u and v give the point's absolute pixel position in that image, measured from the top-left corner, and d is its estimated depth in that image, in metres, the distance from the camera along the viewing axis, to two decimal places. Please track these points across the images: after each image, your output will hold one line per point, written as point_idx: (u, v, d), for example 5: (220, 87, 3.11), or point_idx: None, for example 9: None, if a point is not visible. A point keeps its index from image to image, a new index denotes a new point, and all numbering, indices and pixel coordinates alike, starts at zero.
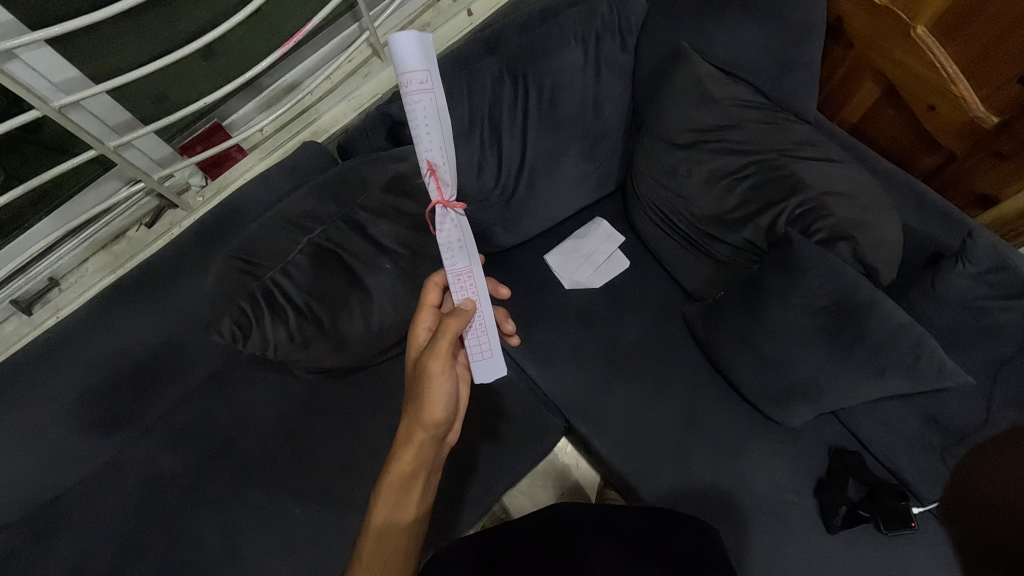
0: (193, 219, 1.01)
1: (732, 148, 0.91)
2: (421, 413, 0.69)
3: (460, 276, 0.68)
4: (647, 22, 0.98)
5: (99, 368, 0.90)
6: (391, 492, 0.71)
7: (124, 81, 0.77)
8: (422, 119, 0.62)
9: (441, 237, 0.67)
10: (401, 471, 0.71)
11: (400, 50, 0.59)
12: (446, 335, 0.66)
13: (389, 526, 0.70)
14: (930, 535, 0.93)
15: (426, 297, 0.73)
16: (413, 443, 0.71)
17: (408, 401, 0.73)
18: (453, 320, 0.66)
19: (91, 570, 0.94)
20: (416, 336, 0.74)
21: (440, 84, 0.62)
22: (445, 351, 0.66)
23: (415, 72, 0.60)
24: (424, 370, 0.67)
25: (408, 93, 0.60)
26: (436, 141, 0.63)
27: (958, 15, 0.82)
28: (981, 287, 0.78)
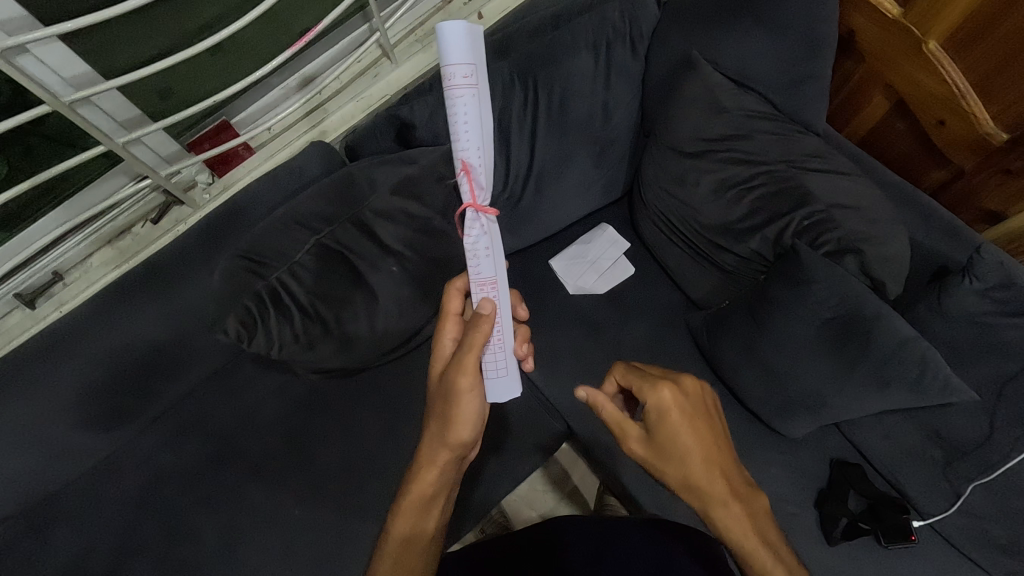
0: (199, 216, 1.00)
1: (740, 158, 0.91)
2: (446, 430, 0.68)
3: (484, 285, 0.70)
4: (659, 31, 0.97)
5: (99, 365, 0.89)
6: (412, 510, 0.70)
7: (135, 78, 0.77)
8: (463, 110, 0.64)
9: (469, 243, 0.68)
10: (421, 491, 0.70)
11: (449, 44, 0.62)
12: (471, 349, 0.66)
13: (411, 541, 0.69)
14: (929, 549, 0.93)
15: (446, 306, 0.73)
16: (436, 464, 0.70)
17: (431, 417, 0.72)
18: (477, 334, 0.66)
19: (90, 565, 0.94)
20: (441, 348, 0.73)
21: (483, 80, 0.65)
22: (472, 366, 0.66)
23: (460, 64, 0.63)
24: (450, 385, 0.67)
25: (451, 82, 0.63)
26: (474, 139, 0.66)
27: (971, 31, 0.82)
28: (987, 303, 0.78)
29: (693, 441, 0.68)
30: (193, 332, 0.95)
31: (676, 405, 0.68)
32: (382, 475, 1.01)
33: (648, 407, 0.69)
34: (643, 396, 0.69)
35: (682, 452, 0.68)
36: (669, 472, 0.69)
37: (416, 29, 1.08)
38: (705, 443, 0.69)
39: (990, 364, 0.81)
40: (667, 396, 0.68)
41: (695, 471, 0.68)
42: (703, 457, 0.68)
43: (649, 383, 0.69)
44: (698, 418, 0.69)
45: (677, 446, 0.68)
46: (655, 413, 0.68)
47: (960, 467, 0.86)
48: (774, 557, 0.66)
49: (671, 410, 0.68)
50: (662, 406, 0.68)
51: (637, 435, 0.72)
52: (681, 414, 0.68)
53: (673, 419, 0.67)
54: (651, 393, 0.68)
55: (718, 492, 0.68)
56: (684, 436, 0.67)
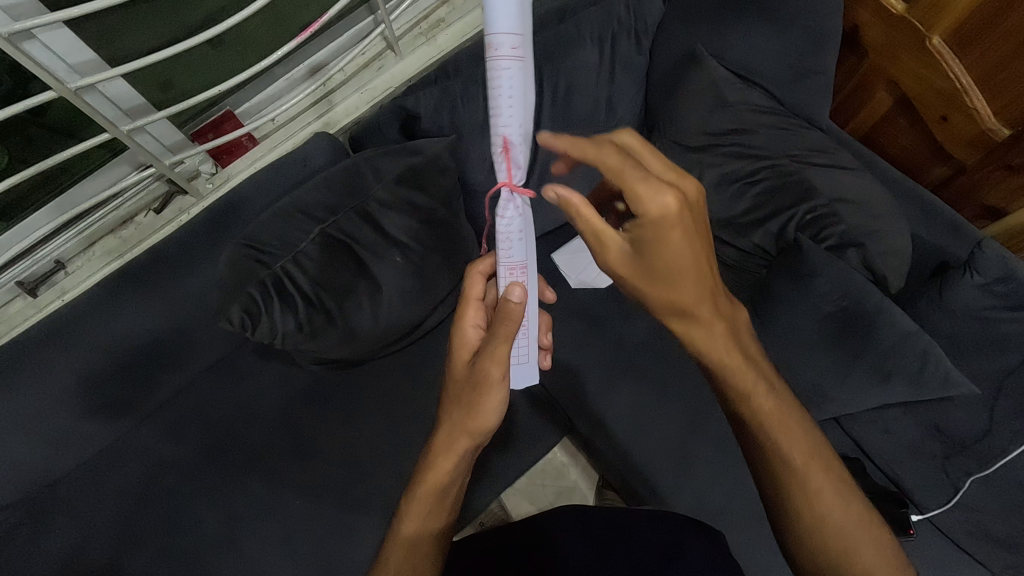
0: (203, 206, 0.99)
1: (745, 153, 0.92)
2: (470, 420, 0.66)
3: (513, 269, 0.69)
4: (663, 25, 0.98)
5: (101, 352, 0.89)
6: (422, 506, 0.68)
7: (140, 65, 0.77)
8: (507, 83, 0.59)
9: (502, 225, 0.66)
10: (435, 482, 0.69)
11: (494, 10, 0.56)
12: (502, 339, 0.64)
13: (421, 543, 0.67)
14: (926, 541, 0.94)
15: (469, 290, 0.71)
16: (454, 452, 0.68)
17: (449, 404, 0.70)
18: (504, 321, 0.64)
19: (89, 554, 0.94)
20: (465, 334, 0.70)
21: (529, 54, 0.59)
22: (502, 354, 0.65)
23: (507, 33, 0.57)
24: (481, 375, 0.66)
25: (495, 52, 0.57)
26: (516, 117, 0.61)
27: (975, 27, 0.82)
28: (988, 298, 0.80)
29: (690, 255, 0.59)
30: (194, 322, 0.95)
31: (681, 213, 0.56)
32: (384, 466, 1.02)
33: (648, 218, 0.56)
34: (641, 204, 0.56)
35: (677, 268, 0.59)
36: (653, 290, 0.62)
37: (421, 22, 1.08)
38: (698, 254, 0.60)
39: (989, 357, 0.82)
40: (671, 205, 0.55)
41: (685, 287, 0.61)
42: (699, 272, 0.61)
43: (651, 185, 0.55)
44: (696, 229, 0.59)
45: (672, 263, 0.59)
46: (656, 225, 0.56)
47: (959, 462, 0.87)
48: (743, 364, 0.67)
49: (673, 220, 0.56)
50: (665, 217, 0.56)
51: (621, 245, 0.60)
52: (684, 228, 0.57)
53: (675, 231, 0.57)
54: (651, 200, 0.55)
55: (703, 311, 0.64)
56: (683, 249, 0.58)
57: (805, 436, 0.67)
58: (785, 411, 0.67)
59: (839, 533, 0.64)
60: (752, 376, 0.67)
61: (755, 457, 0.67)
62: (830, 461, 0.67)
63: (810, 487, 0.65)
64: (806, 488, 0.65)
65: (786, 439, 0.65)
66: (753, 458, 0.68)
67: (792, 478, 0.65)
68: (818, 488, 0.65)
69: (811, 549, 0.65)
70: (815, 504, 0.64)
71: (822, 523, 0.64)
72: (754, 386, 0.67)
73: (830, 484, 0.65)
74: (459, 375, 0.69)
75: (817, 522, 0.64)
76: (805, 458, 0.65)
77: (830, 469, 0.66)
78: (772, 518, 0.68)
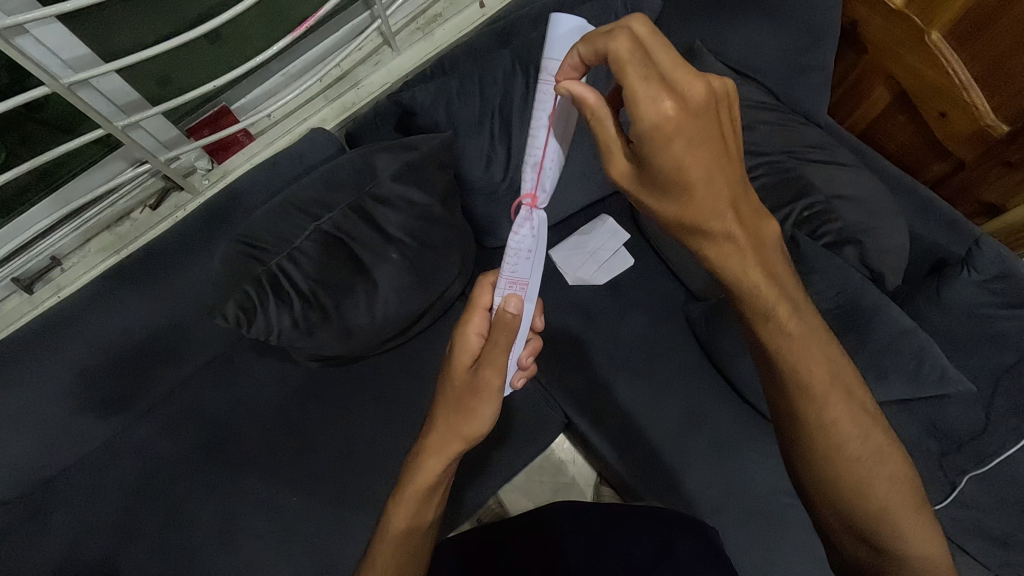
0: (199, 202, 1.00)
1: (742, 149, 0.91)
2: (465, 425, 0.67)
3: (513, 284, 0.65)
4: (660, 21, 0.97)
5: (98, 348, 0.89)
6: (410, 505, 0.69)
7: (136, 59, 0.76)
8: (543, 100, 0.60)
9: (513, 241, 0.63)
10: (424, 485, 0.69)
11: (553, 39, 0.60)
12: (501, 349, 0.63)
13: (408, 539, 0.68)
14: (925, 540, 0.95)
15: (476, 299, 0.66)
16: (444, 455, 0.69)
17: (441, 405, 0.70)
18: (502, 332, 0.62)
19: (85, 550, 0.94)
20: (467, 340, 0.66)
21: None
22: (499, 364, 0.64)
23: (560, 59, 0.60)
24: (480, 382, 0.66)
25: (543, 70, 0.60)
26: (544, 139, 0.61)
27: (974, 22, 0.82)
28: (984, 295, 0.80)
29: (697, 169, 0.51)
30: (191, 319, 0.95)
31: (679, 118, 0.48)
32: (381, 463, 1.02)
33: (642, 124, 0.49)
34: (637, 112, 0.49)
35: (685, 184, 0.52)
36: (659, 213, 0.57)
37: (418, 17, 1.08)
38: (708, 165, 0.52)
39: (986, 355, 0.83)
40: (669, 111, 0.48)
41: (697, 207, 0.55)
42: (716, 185, 0.53)
43: (647, 90, 0.48)
44: (708, 138, 0.51)
45: (676, 179, 0.52)
46: (650, 135, 0.49)
47: (955, 458, 0.86)
48: (769, 287, 0.62)
49: (670, 125, 0.48)
50: (662, 126, 0.48)
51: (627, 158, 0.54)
52: (686, 138, 0.49)
53: (674, 141, 0.49)
54: (642, 102, 0.48)
55: (723, 227, 0.57)
56: (688, 161, 0.51)
57: (829, 363, 0.65)
58: (810, 337, 0.65)
59: (866, 470, 0.64)
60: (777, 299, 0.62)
61: (776, 387, 0.66)
62: (853, 390, 0.66)
63: (830, 422, 0.64)
64: (829, 424, 0.64)
65: (811, 370, 0.63)
66: (771, 381, 0.67)
67: (812, 410, 0.64)
68: (839, 419, 0.64)
69: (827, 482, 0.66)
70: (834, 436, 0.64)
71: (839, 455, 0.64)
72: (780, 313, 0.63)
73: (852, 414, 0.65)
74: (458, 378, 0.68)
75: (834, 455, 0.64)
76: (828, 393, 0.64)
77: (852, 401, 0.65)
78: (790, 450, 0.68)
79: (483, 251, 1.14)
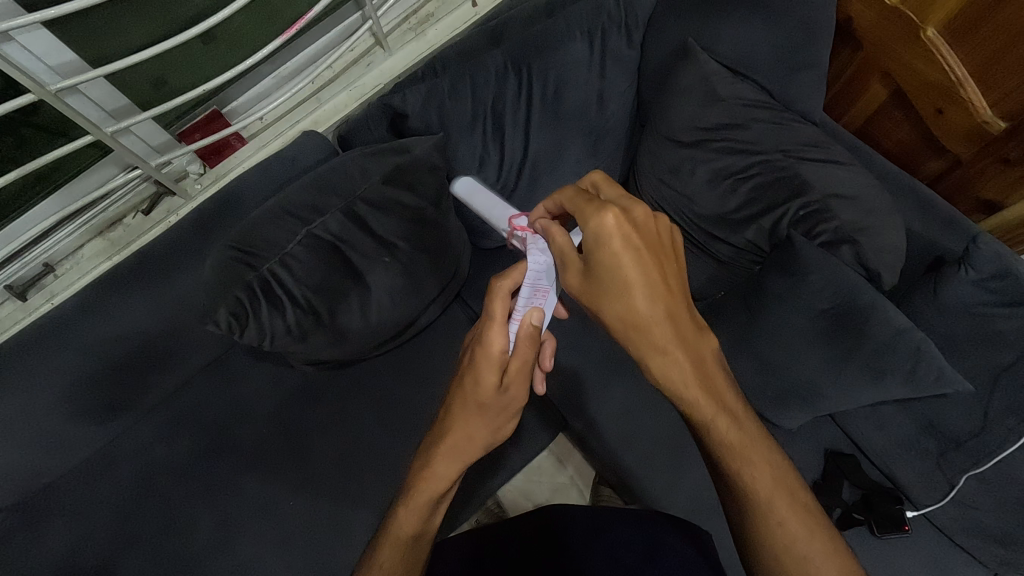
0: (191, 207, 0.99)
1: (736, 148, 0.90)
2: (487, 437, 0.72)
3: (536, 291, 0.72)
4: (655, 18, 0.96)
5: (92, 355, 0.89)
6: (418, 507, 0.70)
7: (122, 65, 0.75)
8: None
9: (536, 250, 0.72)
10: (435, 488, 0.70)
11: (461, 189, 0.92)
12: (527, 362, 0.69)
13: (415, 541, 0.68)
14: (923, 539, 0.95)
15: (496, 311, 0.69)
16: (460, 462, 0.71)
17: (455, 416, 0.72)
18: (529, 343, 0.69)
19: (84, 556, 0.94)
20: (490, 346, 0.68)
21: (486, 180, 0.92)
22: (527, 378, 0.71)
23: None
24: (506, 396, 0.70)
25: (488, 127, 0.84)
26: None
27: (971, 18, 0.81)
28: (981, 293, 0.79)
29: (631, 273, 0.62)
30: (186, 324, 0.95)
31: (618, 227, 0.62)
32: (378, 467, 1.02)
33: (590, 230, 0.63)
34: (586, 221, 0.63)
35: (622, 284, 0.63)
36: (607, 309, 0.65)
37: (409, 18, 1.07)
38: (640, 272, 0.63)
39: (984, 354, 0.82)
40: (610, 219, 0.62)
41: (641, 313, 0.64)
42: (652, 292, 0.63)
43: (594, 206, 0.63)
44: (644, 248, 0.63)
45: (615, 277, 0.63)
46: (597, 238, 0.62)
47: (954, 458, 0.87)
48: (710, 401, 0.66)
49: (604, 235, 0.62)
50: (604, 230, 0.62)
51: (576, 263, 0.67)
52: (625, 241, 0.62)
53: (610, 246, 0.62)
54: (592, 215, 0.63)
55: (662, 337, 0.65)
56: (627, 263, 0.62)
57: (764, 468, 0.65)
58: (749, 437, 0.67)
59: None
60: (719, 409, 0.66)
61: (726, 492, 0.67)
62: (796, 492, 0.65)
63: (772, 526, 0.63)
64: (773, 524, 0.63)
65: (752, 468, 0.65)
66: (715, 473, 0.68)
67: (751, 505, 0.64)
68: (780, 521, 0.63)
69: None
70: (778, 532, 0.63)
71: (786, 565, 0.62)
72: (718, 420, 0.66)
73: (796, 515, 0.63)
74: (484, 396, 0.70)
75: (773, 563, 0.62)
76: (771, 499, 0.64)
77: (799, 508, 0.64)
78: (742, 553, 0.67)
79: (479, 252, 1.14)
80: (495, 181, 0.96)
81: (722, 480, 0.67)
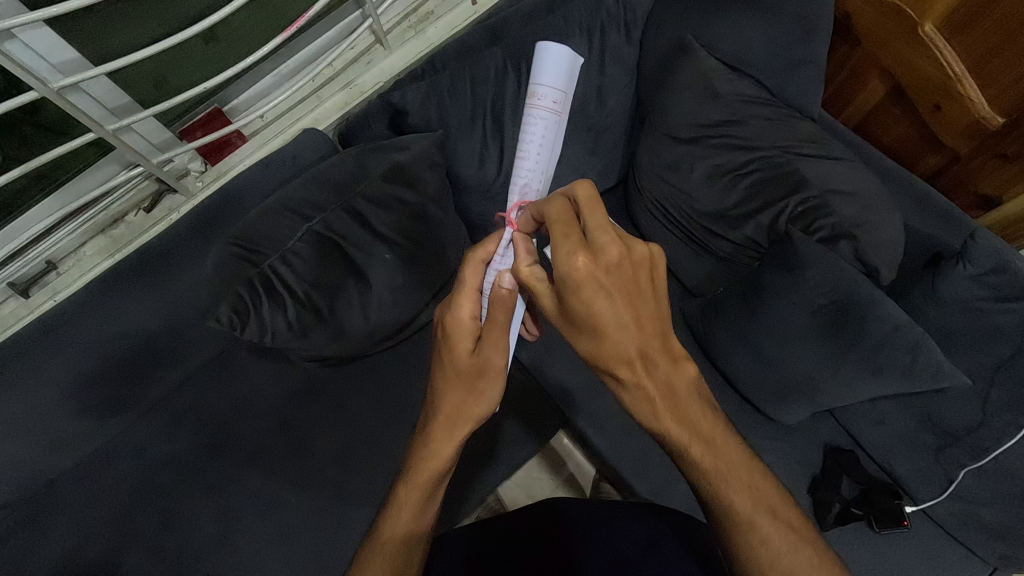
0: (191, 204, 0.99)
1: (735, 143, 0.90)
2: (472, 404, 0.72)
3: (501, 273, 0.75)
4: (654, 15, 0.96)
5: (95, 352, 0.89)
6: (412, 502, 0.70)
7: (123, 63, 0.76)
8: (537, 127, 0.77)
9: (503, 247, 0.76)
10: (432, 471, 0.71)
11: (545, 70, 0.77)
12: (500, 327, 0.70)
13: (410, 539, 0.68)
14: (921, 533, 0.96)
15: (467, 280, 0.71)
16: (454, 438, 0.71)
17: (444, 390, 0.73)
18: (499, 308, 0.70)
19: (87, 551, 0.95)
20: (461, 313, 0.71)
21: (561, 108, 0.78)
22: (498, 339, 0.71)
23: (549, 87, 0.77)
24: (485, 362, 0.71)
25: (535, 99, 0.77)
26: (538, 160, 0.78)
27: (967, 14, 0.81)
28: (980, 289, 0.79)
29: (608, 318, 0.61)
30: (188, 320, 0.95)
31: (584, 270, 0.60)
32: (379, 463, 1.02)
33: (560, 275, 0.61)
34: (556, 262, 0.61)
35: (596, 326, 0.61)
36: (580, 347, 0.65)
37: (409, 16, 1.08)
38: (620, 312, 0.61)
39: (984, 348, 0.81)
40: (579, 264, 0.59)
41: (612, 353, 0.63)
42: (625, 330, 0.62)
43: (565, 246, 0.60)
44: (619, 289, 0.61)
45: (590, 321, 0.61)
46: (567, 281, 0.60)
47: (952, 453, 0.88)
48: (683, 427, 0.65)
49: (578, 277, 0.60)
50: (574, 275, 0.60)
51: (550, 299, 0.65)
52: (596, 286, 0.60)
53: (585, 290, 0.60)
54: (562, 258, 0.60)
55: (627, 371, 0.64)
56: (599, 309, 0.60)
57: (744, 494, 0.64)
58: (726, 457, 0.66)
59: None
60: (692, 436, 0.65)
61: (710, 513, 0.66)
62: (778, 508, 0.65)
63: (761, 552, 0.63)
64: (757, 545, 0.63)
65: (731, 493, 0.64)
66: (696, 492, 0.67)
67: (739, 529, 0.63)
68: (765, 534, 0.63)
69: None
70: (761, 553, 0.62)
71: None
72: (691, 447, 0.65)
73: (781, 531, 0.63)
74: (463, 362, 0.72)
75: None
76: (753, 513, 0.63)
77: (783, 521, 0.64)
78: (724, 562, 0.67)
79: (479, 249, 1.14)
80: (494, 178, 0.97)
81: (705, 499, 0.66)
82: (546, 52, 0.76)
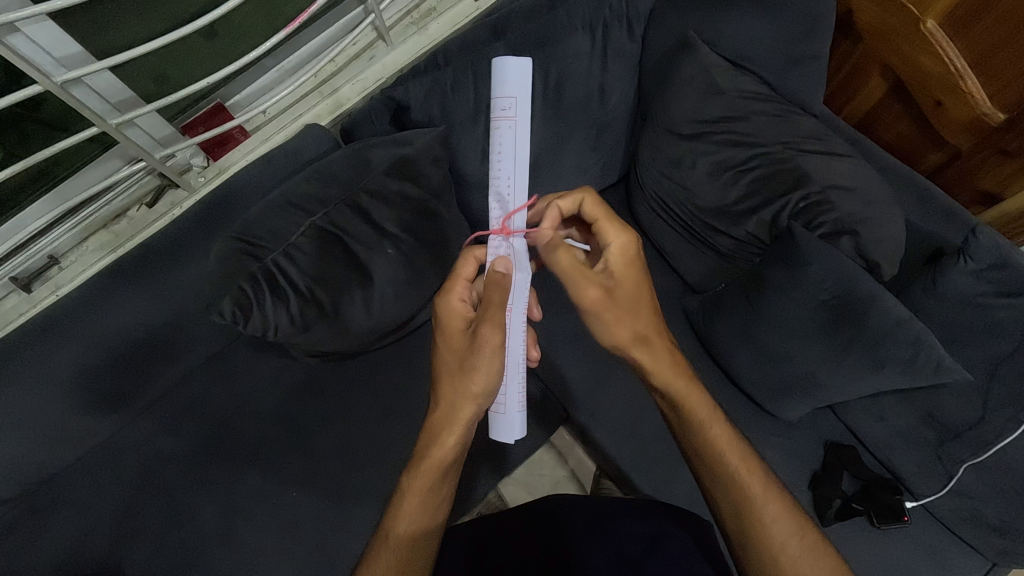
0: (194, 200, 0.99)
1: (736, 139, 0.91)
2: (471, 382, 0.71)
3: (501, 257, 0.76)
4: (656, 11, 0.96)
5: (97, 348, 0.89)
6: (419, 497, 0.71)
7: (127, 57, 0.75)
8: (501, 135, 0.77)
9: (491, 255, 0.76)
10: (439, 461, 0.71)
11: (499, 80, 0.77)
12: (497, 305, 0.70)
13: (417, 538, 0.68)
14: (921, 528, 0.97)
15: (460, 269, 0.74)
16: (458, 422, 0.72)
17: (445, 374, 0.74)
18: (495, 290, 0.70)
19: (89, 547, 0.95)
20: (453, 303, 0.74)
21: (522, 114, 0.77)
22: (496, 317, 0.70)
23: (505, 95, 0.77)
24: (480, 339, 0.70)
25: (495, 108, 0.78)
26: (506, 165, 0.77)
27: (970, 9, 0.82)
28: (981, 284, 0.79)
29: (644, 290, 0.73)
30: (190, 315, 0.95)
31: (632, 244, 0.73)
32: (381, 459, 1.02)
33: (612, 250, 0.72)
34: (608, 239, 0.73)
35: (637, 296, 0.73)
36: (622, 323, 0.72)
37: (411, 12, 1.08)
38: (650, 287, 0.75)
39: (985, 343, 0.82)
40: (630, 239, 0.73)
41: (645, 321, 0.73)
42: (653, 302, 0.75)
43: (613, 226, 0.73)
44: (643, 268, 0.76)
45: (636, 290, 0.72)
46: (619, 254, 0.72)
47: (953, 449, 0.88)
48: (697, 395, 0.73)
49: (629, 251, 0.73)
50: (625, 248, 0.73)
51: (599, 283, 0.71)
52: (638, 260, 0.73)
53: (632, 262, 0.73)
54: (614, 234, 0.73)
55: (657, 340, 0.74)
56: (640, 279, 0.73)
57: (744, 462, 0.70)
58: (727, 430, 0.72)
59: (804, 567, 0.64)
60: (700, 406, 0.73)
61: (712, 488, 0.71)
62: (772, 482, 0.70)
63: (766, 520, 0.67)
64: (760, 515, 0.67)
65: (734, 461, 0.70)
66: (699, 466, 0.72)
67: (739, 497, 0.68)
68: (760, 505, 0.68)
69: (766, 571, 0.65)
70: (762, 525, 0.67)
71: (774, 538, 0.66)
72: (703, 415, 0.72)
73: (777, 505, 0.68)
74: (459, 343, 0.73)
75: (777, 559, 0.65)
76: (751, 481, 0.68)
77: (772, 491, 0.69)
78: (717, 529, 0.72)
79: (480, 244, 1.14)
80: None
81: (707, 470, 0.71)
82: (502, 64, 0.77)
